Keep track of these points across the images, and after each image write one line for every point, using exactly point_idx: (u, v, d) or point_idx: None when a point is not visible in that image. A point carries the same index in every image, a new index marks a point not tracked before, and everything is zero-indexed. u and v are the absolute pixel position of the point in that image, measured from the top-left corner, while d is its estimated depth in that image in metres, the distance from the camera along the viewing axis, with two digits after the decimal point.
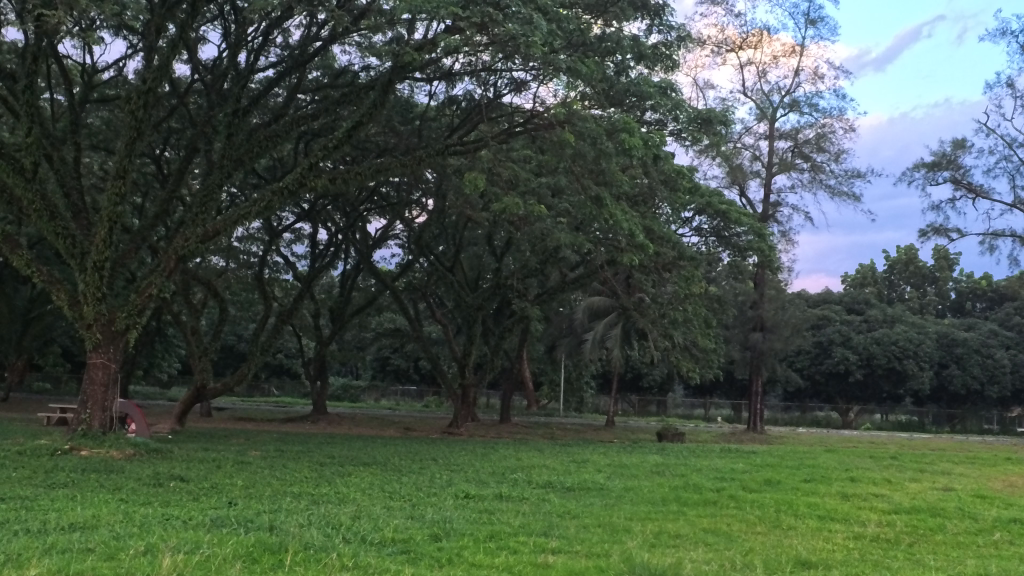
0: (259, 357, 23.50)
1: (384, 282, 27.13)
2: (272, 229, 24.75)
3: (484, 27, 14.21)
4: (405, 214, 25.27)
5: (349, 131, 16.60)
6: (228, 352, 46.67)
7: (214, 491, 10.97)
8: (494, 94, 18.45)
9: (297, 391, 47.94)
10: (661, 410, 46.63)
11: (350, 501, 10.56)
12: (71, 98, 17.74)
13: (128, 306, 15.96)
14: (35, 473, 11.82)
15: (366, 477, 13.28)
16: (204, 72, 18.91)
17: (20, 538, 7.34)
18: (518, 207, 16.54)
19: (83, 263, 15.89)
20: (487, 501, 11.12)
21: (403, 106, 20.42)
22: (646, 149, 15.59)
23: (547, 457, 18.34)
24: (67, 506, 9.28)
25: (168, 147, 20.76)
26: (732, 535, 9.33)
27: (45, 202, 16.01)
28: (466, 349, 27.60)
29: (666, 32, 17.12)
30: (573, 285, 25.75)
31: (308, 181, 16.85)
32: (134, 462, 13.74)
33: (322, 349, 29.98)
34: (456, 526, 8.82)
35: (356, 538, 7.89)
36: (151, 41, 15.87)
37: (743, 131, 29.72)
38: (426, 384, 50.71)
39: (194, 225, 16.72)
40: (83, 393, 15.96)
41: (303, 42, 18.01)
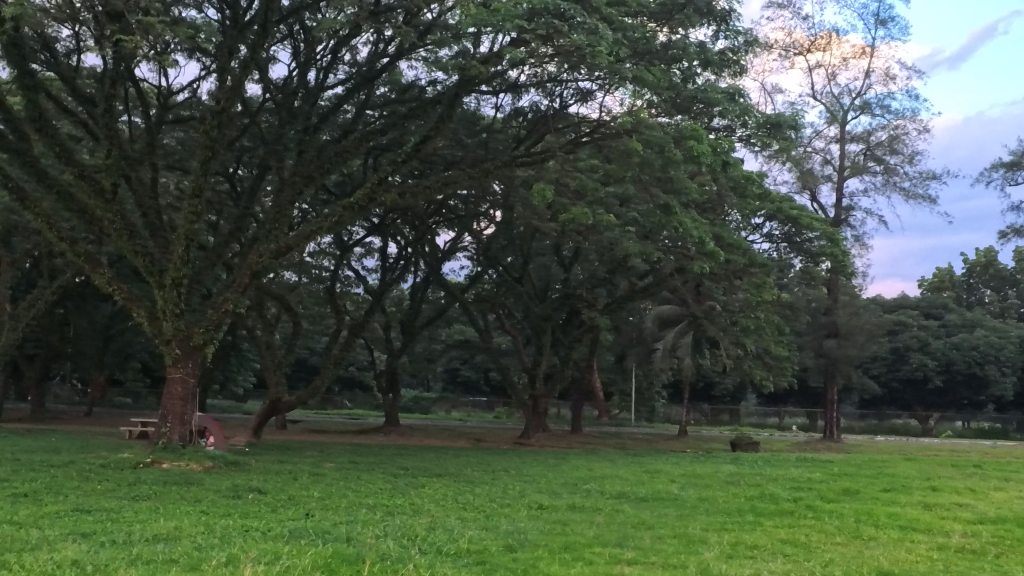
0: (332, 369, 23.79)
1: (454, 295, 27.31)
2: (342, 244, 25.08)
3: (550, 38, 14.23)
4: (474, 225, 25.42)
5: (418, 145, 16.72)
6: (302, 365, 47.42)
7: (291, 502, 11.15)
8: (561, 104, 18.61)
9: (368, 403, 48.51)
10: (733, 419, 46.06)
11: (424, 512, 10.62)
12: (148, 120, 18.23)
13: (206, 321, 16.28)
14: (118, 486, 12.11)
15: (439, 489, 13.34)
16: (275, 91, 19.25)
17: (108, 548, 7.55)
18: (586, 216, 16.51)
19: (161, 280, 16.25)
20: (561, 512, 11.10)
21: (470, 119, 20.55)
22: (715, 156, 15.44)
23: (619, 468, 18.24)
24: (150, 518, 9.49)
25: (241, 166, 21.21)
26: (811, 545, 9.19)
27: (125, 222, 16.41)
28: (536, 359, 27.60)
29: (732, 38, 17.00)
30: (642, 294, 25.59)
31: (377, 195, 17.00)
32: (213, 475, 14.00)
33: (392, 361, 30.24)
34: (530, 537, 8.82)
35: (432, 549, 7.96)
36: (223, 62, 16.25)
37: (813, 134, 29.31)
38: (496, 395, 50.87)
39: (266, 241, 17.01)
40: (163, 407, 16.32)
41: (371, 59, 18.26)
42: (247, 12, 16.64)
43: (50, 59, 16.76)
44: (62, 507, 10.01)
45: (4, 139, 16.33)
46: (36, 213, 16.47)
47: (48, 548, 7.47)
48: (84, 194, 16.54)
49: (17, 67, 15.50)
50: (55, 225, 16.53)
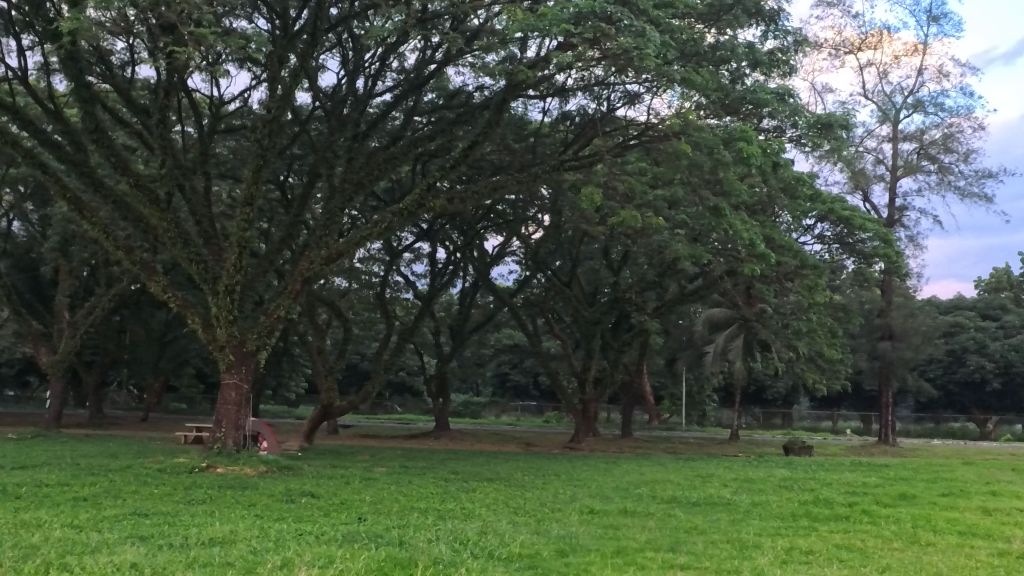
0: (383, 374, 23.93)
1: (503, 299, 27.33)
2: (392, 250, 25.23)
3: (598, 41, 14.28)
4: (522, 230, 25.45)
5: (466, 150, 16.76)
6: (353, 370, 47.83)
7: (344, 507, 11.24)
8: (608, 108, 18.59)
9: (419, 408, 48.78)
10: (785, 423, 45.56)
11: (476, 517, 10.65)
12: (201, 130, 18.53)
13: (259, 328, 16.49)
14: (174, 490, 12.28)
15: (490, 493, 13.36)
16: (325, 99, 19.45)
17: (166, 552, 7.66)
18: (635, 220, 16.43)
19: (215, 287, 16.49)
20: (613, 517, 11.06)
21: (517, 124, 20.54)
22: (765, 157, 15.30)
23: (671, 472, 18.15)
24: (205, 522, 9.61)
25: (292, 173, 21.47)
26: (868, 551, 9.05)
27: (179, 230, 16.67)
28: (586, 363, 27.53)
29: (782, 38, 16.83)
30: (692, 297, 25.41)
31: (427, 201, 17.06)
32: (267, 479, 14.15)
33: (442, 366, 30.34)
34: (582, 542, 8.79)
35: (484, 553, 7.98)
36: (273, 72, 16.46)
37: (865, 134, 28.89)
38: (546, 400, 50.89)
39: (318, 248, 17.17)
40: (218, 412, 16.54)
41: (419, 66, 18.37)
42: (296, 22, 16.84)
43: (106, 71, 17.10)
44: (120, 511, 10.18)
45: (62, 150, 16.71)
46: (93, 222, 16.77)
47: (109, 551, 7.61)
48: (140, 203, 16.83)
49: (74, 80, 15.85)
50: (112, 234, 16.85)
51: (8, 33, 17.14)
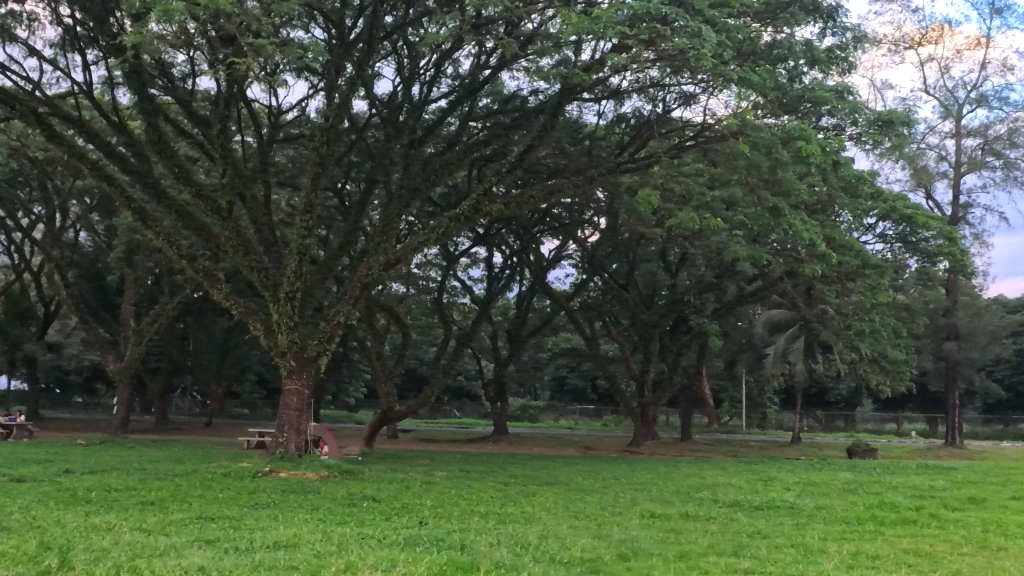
0: (441, 379, 24.02)
1: (560, 303, 27.27)
2: (449, 255, 25.33)
3: (653, 42, 14.24)
4: (578, 233, 25.43)
5: (522, 154, 16.76)
6: (412, 375, 48.15)
7: (405, 511, 11.31)
8: (663, 109, 18.49)
9: (477, 412, 48.94)
10: (848, 425, 44.89)
11: (536, 521, 10.65)
12: (260, 140, 18.79)
13: (319, 334, 16.66)
14: (239, 495, 12.45)
15: (550, 497, 13.34)
16: (381, 106, 19.61)
17: (233, 555, 7.80)
18: (692, 221, 16.31)
19: (276, 294, 16.70)
20: (674, 521, 10.98)
21: (572, 127, 20.53)
22: (824, 156, 15.10)
23: (732, 475, 17.99)
24: (271, 526, 9.74)
25: (349, 181, 21.69)
26: (936, 555, 8.89)
27: (240, 238, 16.91)
28: (644, 366, 27.39)
29: (840, 34, 16.59)
30: (752, 298, 25.11)
31: (483, 206, 17.05)
32: (329, 484, 14.28)
33: (500, 370, 30.39)
34: (644, 546, 8.74)
35: (546, 557, 7.97)
36: (331, 81, 16.66)
37: (927, 130, 28.35)
38: (604, 403, 50.79)
39: (376, 254, 17.29)
40: (280, 418, 16.73)
41: (474, 72, 18.45)
42: (352, 31, 17.03)
43: (167, 84, 17.42)
44: (188, 515, 10.38)
45: (127, 162, 17.05)
46: (157, 232, 17.09)
47: (177, 555, 7.75)
48: (202, 213, 17.12)
49: (138, 93, 16.16)
50: (175, 243, 17.15)
51: (74, 48, 17.55)
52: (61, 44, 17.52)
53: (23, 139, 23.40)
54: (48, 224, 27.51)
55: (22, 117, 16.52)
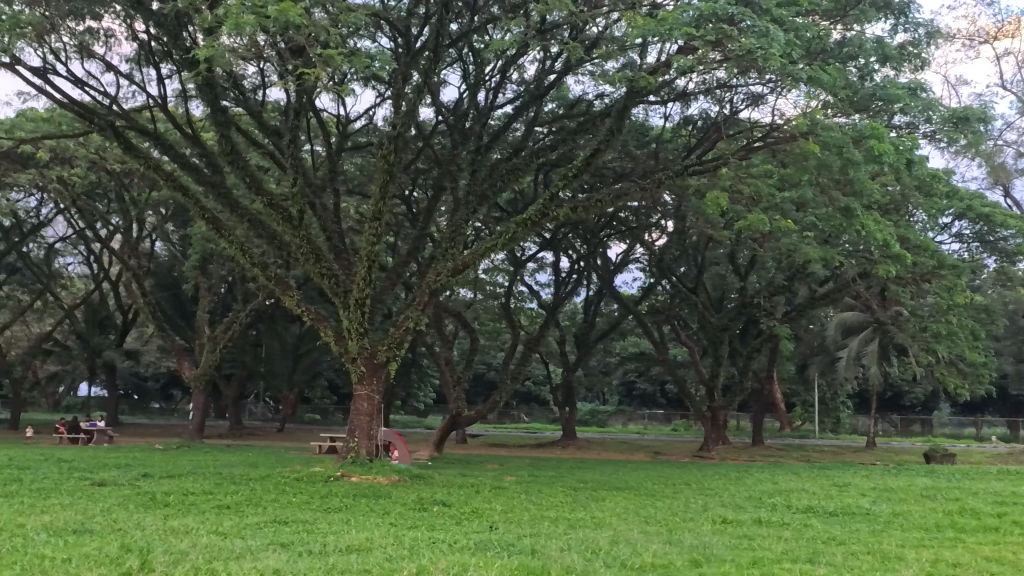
0: (510, 384, 24.02)
1: (628, 307, 27.09)
2: (516, 260, 25.34)
3: (720, 43, 14.10)
4: (646, 236, 25.28)
5: (588, 158, 16.71)
6: (480, 380, 48.32)
7: (475, 515, 11.33)
8: (730, 110, 18.36)
9: (545, 417, 48.92)
10: (925, 430, 43.83)
11: (606, 526, 10.64)
12: (329, 148, 19.09)
13: (389, 339, 16.80)
14: (313, 499, 12.65)
15: (620, 502, 13.27)
16: (447, 113, 19.74)
17: (306, 558, 7.90)
18: (762, 223, 16.07)
19: (346, 300, 16.88)
20: (747, 527, 10.86)
21: (639, 130, 20.48)
22: (897, 155, 14.82)
23: (806, 481, 17.69)
24: (343, 529, 9.88)
25: (417, 187, 21.90)
26: (1020, 564, 8.63)
27: (311, 245, 17.17)
28: (714, 371, 27.08)
29: (913, 30, 16.24)
30: (824, 300, 24.69)
31: (550, 211, 17.00)
32: (400, 488, 14.43)
33: (568, 374, 30.29)
34: (717, 552, 8.65)
35: (617, 563, 7.92)
36: (398, 89, 16.82)
37: (1004, 126, 27.57)
38: (674, 408, 50.41)
39: (445, 260, 17.37)
40: (351, 423, 16.90)
41: (539, 76, 18.48)
42: (418, 39, 17.21)
43: (239, 96, 17.75)
44: (263, 519, 10.53)
45: (201, 173, 17.40)
46: (231, 241, 17.44)
47: (253, 557, 7.90)
48: (274, 222, 17.41)
49: (210, 105, 16.47)
50: (248, 252, 17.45)
51: (149, 63, 17.99)
52: (137, 59, 17.98)
53: (101, 151, 24.02)
54: (125, 234, 28.14)
55: (100, 131, 16.97)
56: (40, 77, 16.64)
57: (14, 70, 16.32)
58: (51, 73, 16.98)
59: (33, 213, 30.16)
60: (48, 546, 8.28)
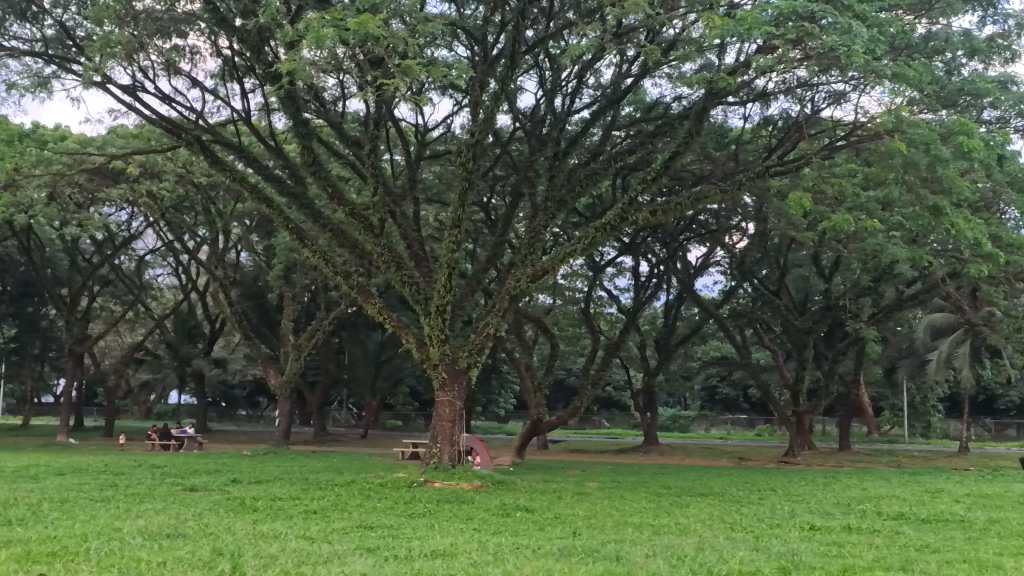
0: (590, 390, 23.92)
1: (709, 311, 26.78)
2: (594, 264, 25.21)
3: (800, 41, 13.92)
4: (726, 239, 24.98)
5: (667, 161, 16.54)
6: (561, 386, 48.29)
7: (558, 521, 11.34)
8: (812, 109, 18.12)
9: (627, 422, 48.69)
10: (1021, 434, 42.43)
11: (691, 532, 10.53)
12: (408, 158, 19.32)
13: (470, 346, 16.88)
14: (398, 504, 12.78)
15: (704, 509, 13.15)
16: (525, 120, 19.79)
17: (393, 563, 8.01)
18: (847, 223, 15.67)
19: (427, 307, 17.01)
20: (836, 533, 10.65)
21: (718, 132, 20.25)
22: (988, 151, 14.41)
23: (896, 487, 17.26)
24: (428, 534, 9.96)
25: (495, 194, 22.01)
26: None
27: (392, 254, 17.35)
28: (798, 374, 26.59)
29: (1002, 22, 15.76)
30: (912, 301, 24.09)
31: (629, 215, 16.85)
32: (483, 494, 14.48)
33: (649, 380, 30.06)
34: (806, 559, 8.50)
35: (703, 569, 7.85)
36: (475, 97, 16.95)
37: None
38: (757, 412, 49.71)
39: (524, 266, 17.34)
40: (434, 429, 17.00)
41: (616, 80, 18.42)
42: (495, 47, 17.32)
43: (320, 108, 18.05)
44: (348, 524, 10.69)
45: (284, 184, 17.75)
46: (314, 250, 17.74)
47: (340, 562, 8.03)
48: (355, 230, 17.65)
49: (293, 117, 16.77)
50: (330, 261, 17.72)
51: (233, 78, 18.41)
52: (221, 74, 18.42)
53: (188, 165, 24.63)
54: (212, 245, 28.83)
55: (188, 145, 17.42)
56: (130, 94, 17.16)
57: (105, 88, 16.85)
58: (140, 91, 17.49)
59: (125, 227, 31.04)
60: (144, 550, 8.53)
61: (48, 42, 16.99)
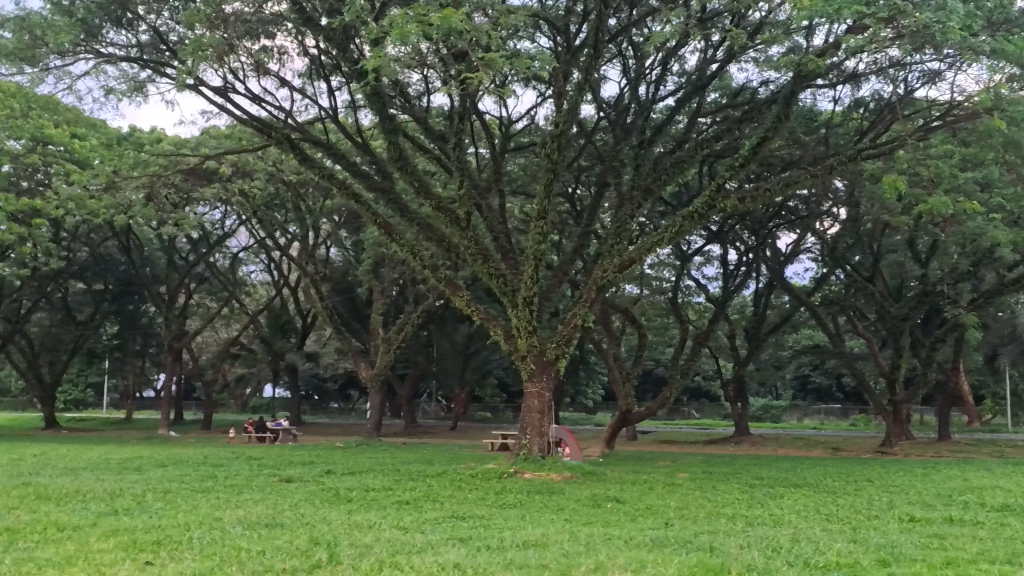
0: (679, 380, 23.68)
1: (800, 298, 26.28)
2: (682, 253, 24.96)
3: (892, 21, 13.56)
4: (817, 225, 24.48)
5: (755, 147, 16.24)
6: (650, 377, 48.04)
7: (649, 512, 11.26)
8: (905, 90, 17.65)
9: (717, 412, 48.13)
10: None
11: (786, 523, 10.38)
12: (493, 150, 19.41)
13: (557, 337, 16.86)
14: (488, 495, 12.85)
15: (799, 499, 12.92)
16: (609, 109, 19.69)
17: (486, 553, 8.08)
18: (945, 205, 15.15)
19: (515, 299, 17.05)
20: (938, 525, 10.36)
21: (806, 116, 19.87)
22: None
23: (1001, 477, 16.69)
24: (519, 525, 10.03)
25: (581, 185, 21.99)
26: None
27: (479, 247, 17.43)
28: (894, 363, 25.91)
29: None
30: (1014, 286, 23.28)
31: (717, 203, 16.55)
32: (572, 485, 14.47)
33: (739, 369, 29.65)
34: (907, 551, 8.31)
35: (800, 561, 7.72)
36: (559, 87, 16.90)
37: None
38: (851, 402, 48.70)
39: (611, 256, 17.24)
40: (523, 420, 17.07)
41: (701, 66, 18.19)
42: (578, 37, 17.29)
43: (405, 103, 18.25)
44: (441, 514, 10.82)
45: (371, 179, 18.00)
46: (402, 244, 17.92)
47: (434, 551, 8.11)
48: (441, 224, 17.77)
49: (379, 113, 16.96)
50: (418, 254, 17.87)
51: (320, 76, 18.71)
52: (309, 73, 18.73)
53: (278, 164, 25.10)
54: (303, 241, 29.37)
55: (277, 143, 17.78)
56: (222, 95, 17.59)
57: (198, 90, 17.28)
58: (231, 92, 17.91)
59: (219, 225, 31.83)
60: (244, 539, 8.75)
61: (144, 47, 17.49)
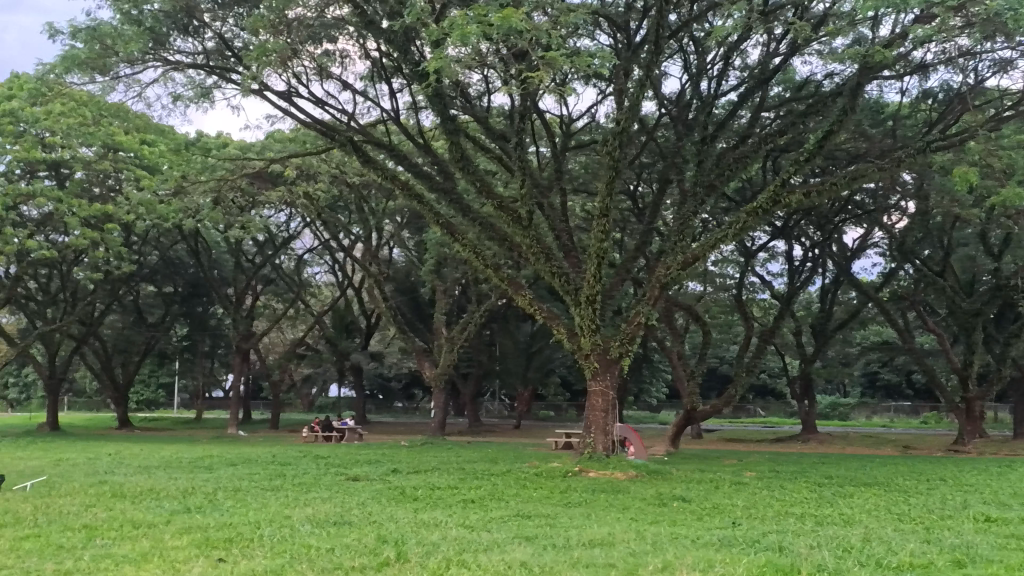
0: (745, 378, 23.41)
1: (869, 294, 25.82)
2: (746, 250, 24.68)
3: (962, 8, 13.25)
4: (885, 220, 24.02)
5: (820, 141, 15.96)
6: (714, 374, 47.54)
7: (717, 511, 11.16)
8: (976, 80, 17.24)
9: (783, 411, 47.45)
10: None
11: (857, 522, 10.20)
12: (554, 149, 19.40)
13: (620, 335, 16.77)
14: (554, 494, 12.84)
15: (870, 499, 12.66)
16: (670, 105, 19.54)
17: (552, 552, 8.07)
18: (1018, 197, 14.76)
19: (577, 297, 16.99)
20: (1016, 524, 10.11)
21: (874, 108, 19.51)
22: None
23: None
24: (584, 524, 10.01)
25: (643, 182, 21.88)
26: None
27: (541, 245, 17.41)
28: (967, 359, 25.31)
29: None
30: None
31: (782, 198, 16.27)
32: (637, 484, 14.38)
33: (806, 367, 29.20)
34: (983, 552, 8.12)
35: (871, 561, 7.59)
36: (620, 84, 16.83)
37: None
38: (922, 399, 47.66)
39: (674, 253, 17.08)
40: (587, 418, 17.01)
41: (764, 60, 17.98)
42: (638, 33, 17.21)
43: (466, 104, 18.34)
44: (506, 513, 10.83)
45: (434, 180, 18.12)
46: (464, 244, 17.98)
47: (500, 549, 8.14)
48: (503, 223, 17.78)
49: (441, 115, 17.05)
50: (481, 254, 17.92)
51: (382, 79, 18.88)
52: (371, 76, 18.92)
53: (342, 166, 25.34)
54: (367, 241, 29.64)
55: (341, 146, 17.97)
56: (286, 100, 17.86)
57: (262, 95, 17.57)
58: (295, 96, 18.17)
59: (284, 228, 32.40)
60: (314, 537, 8.87)
61: (210, 54, 17.83)
